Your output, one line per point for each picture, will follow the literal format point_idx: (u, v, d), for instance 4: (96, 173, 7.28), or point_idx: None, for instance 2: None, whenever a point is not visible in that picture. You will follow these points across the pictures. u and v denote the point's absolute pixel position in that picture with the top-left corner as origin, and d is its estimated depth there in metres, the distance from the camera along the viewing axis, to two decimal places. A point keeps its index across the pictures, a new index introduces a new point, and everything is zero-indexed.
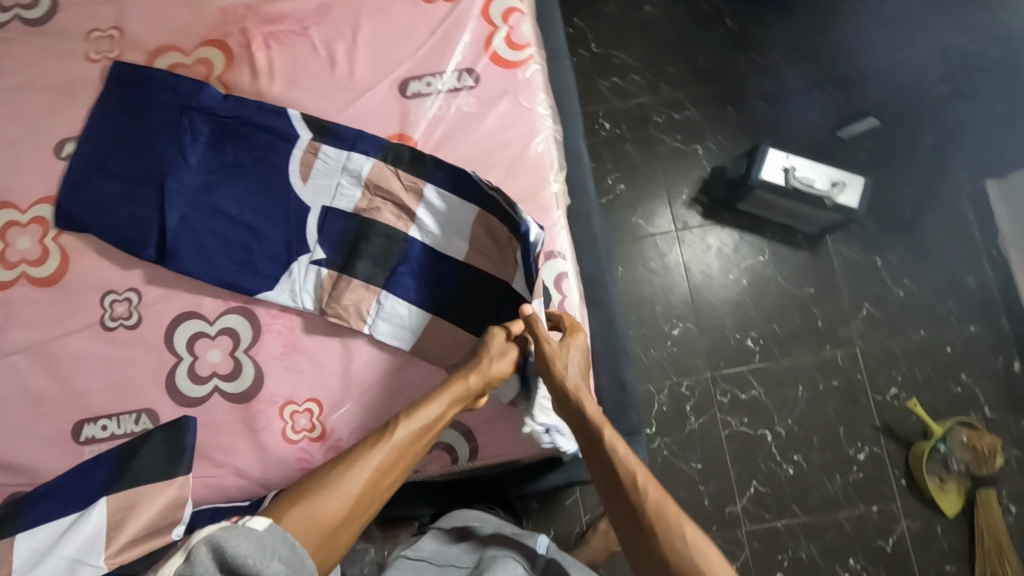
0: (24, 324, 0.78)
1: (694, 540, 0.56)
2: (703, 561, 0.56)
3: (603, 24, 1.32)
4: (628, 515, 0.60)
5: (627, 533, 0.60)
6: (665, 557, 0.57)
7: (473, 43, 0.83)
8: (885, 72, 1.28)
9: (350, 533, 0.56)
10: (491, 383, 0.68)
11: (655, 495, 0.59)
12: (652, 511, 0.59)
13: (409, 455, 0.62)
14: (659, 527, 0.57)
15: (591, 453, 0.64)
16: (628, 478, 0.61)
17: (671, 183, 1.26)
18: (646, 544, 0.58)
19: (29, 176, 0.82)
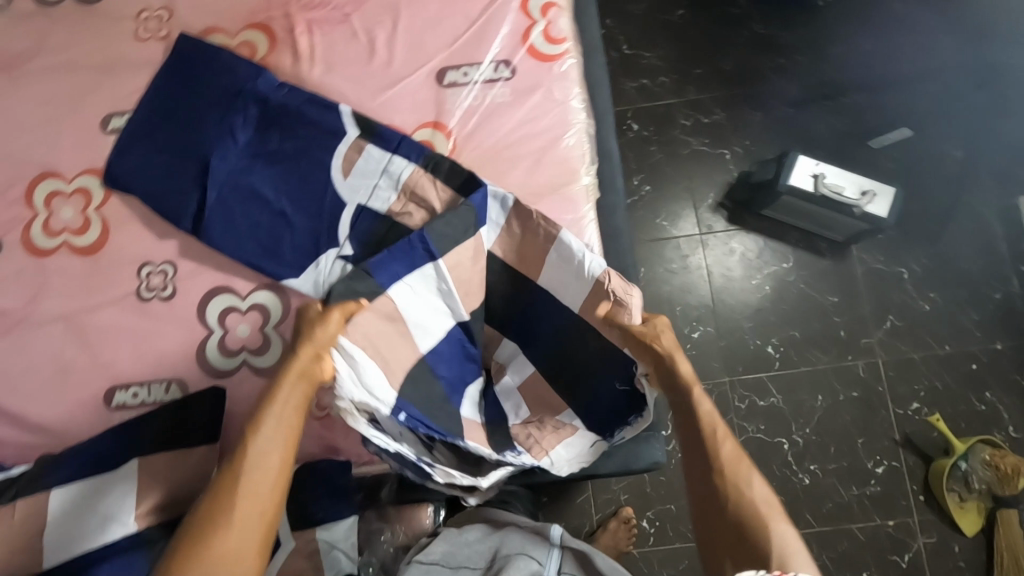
0: (63, 291, 0.80)
1: (758, 489, 0.61)
2: (765, 507, 0.60)
3: (633, 26, 1.33)
4: (702, 457, 0.64)
5: (697, 473, 0.64)
6: (729, 499, 0.61)
7: (510, 36, 0.84)
8: (917, 82, 1.27)
9: (248, 549, 0.56)
10: (323, 350, 0.64)
11: (731, 448, 0.64)
12: (727, 458, 0.63)
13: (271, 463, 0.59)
14: (728, 472, 0.62)
15: (674, 401, 0.68)
16: (709, 427, 0.65)
17: (696, 186, 1.26)
18: (711, 486, 0.63)
19: (74, 148, 0.84)
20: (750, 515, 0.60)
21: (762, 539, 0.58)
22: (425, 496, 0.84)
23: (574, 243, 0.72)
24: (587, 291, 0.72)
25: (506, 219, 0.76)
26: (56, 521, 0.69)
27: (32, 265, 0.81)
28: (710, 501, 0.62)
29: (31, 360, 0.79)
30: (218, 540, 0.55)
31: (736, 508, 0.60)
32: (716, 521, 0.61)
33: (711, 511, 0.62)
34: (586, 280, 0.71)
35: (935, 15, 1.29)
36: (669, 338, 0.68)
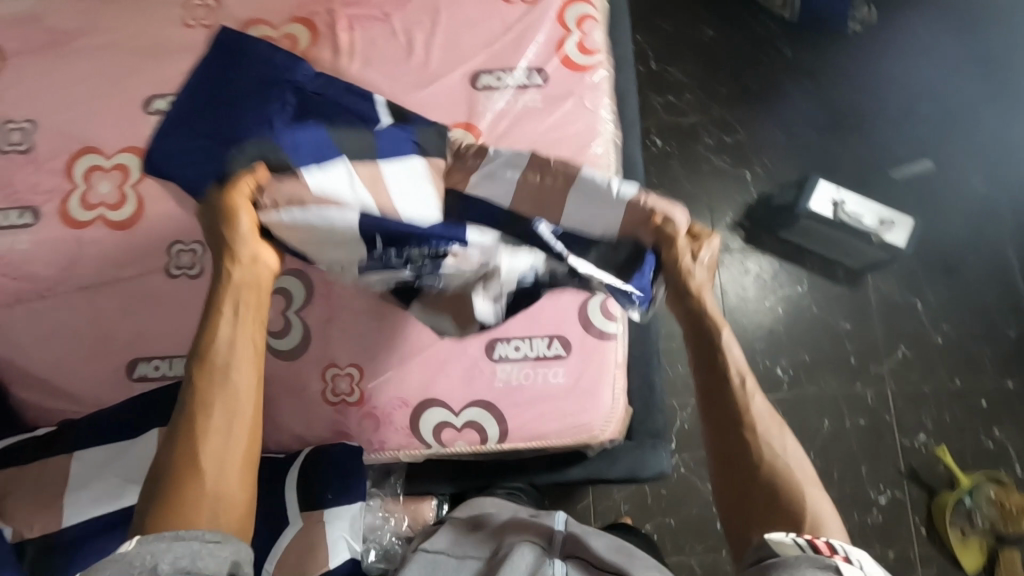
0: (95, 263, 0.83)
1: (787, 450, 0.61)
2: (796, 471, 0.60)
3: (663, 43, 1.35)
4: (730, 409, 0.63)
5: (722, 431, 0.63)
6: (759, 456, 0.60)
7: (545, 44, 0.86)
8: (943, 115, 1.28)
9: (230, 469, 0.56)
10: (244, 251, 0.62)
11: (762, 403, 0.63)
12: (756, 413, 0.62)
13: (231, 384, 0.59)
14: (757, 428, 0.61)
15: (700, 345, 0.66)
16: (737, 378, 0.64)
17: (716, 204, 1.28)
18: (739, 439, 0.61)
19: (116, 125, 0.87)
20: (777, 479, 0.59)
21: (794, 503, 0.57)
22: (431, 491, 0.85)
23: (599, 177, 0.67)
24: (619, 216, 0.67)
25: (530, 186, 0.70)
26: (76, 482, 0.71)
27: (68, 235, 0.84)
28: (737, 462, 0.61)
29: (61, 327, 0.81)
30: (198, 476, 0.54)
31: (765, 472, 0.60)
32: (743, 483, 0.60)
33: (738, 471, 0.61)
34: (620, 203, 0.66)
35: (965, 51, 1.30)
36: (705, 265, 0.66)
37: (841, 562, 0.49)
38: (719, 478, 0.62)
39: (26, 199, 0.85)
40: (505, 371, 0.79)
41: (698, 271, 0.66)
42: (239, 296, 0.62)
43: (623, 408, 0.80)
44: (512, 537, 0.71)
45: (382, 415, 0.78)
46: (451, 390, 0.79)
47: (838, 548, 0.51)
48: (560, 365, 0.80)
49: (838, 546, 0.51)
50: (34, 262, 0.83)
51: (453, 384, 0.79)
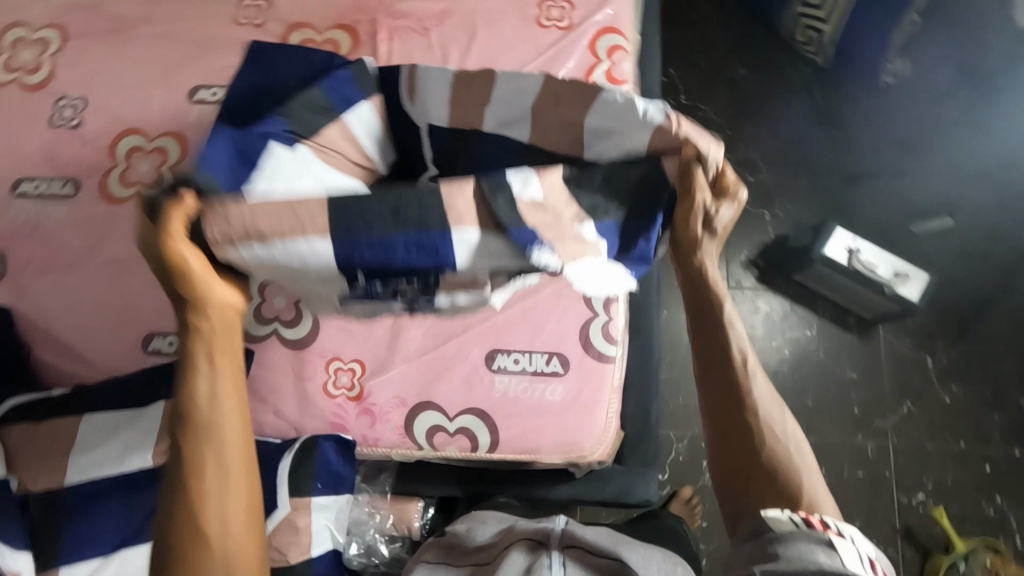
0: (125, 238, 0.87)
1: (781, 427, 0.67)
2: (794, 451, 0.66)
3: (695, 77, 1.37)
4: (731, 387, 0.68)
5: (726, 413, 0.68)
6: (759, 432, 0.66)
7: (574, 70, 0.88)
8: (970, 174, 1.27)
9: (235, 522, 0.60)
10: (197, 301, 0.57)
11: (759, 379, 0.68)
12: (757, 391, 0.68)
13: (218, 444, 0.60)
14: (757, 407, 0.67)
15: (703, 316, 0.69)
16: (739, 354, 0.68)
17: (732, 241, 1.28)
18: (734, 415, 0.67)
19: (160, 110, 0.92)
20: (775, 459, 0.65)
21: (791, 480, 0.63)
22: (420, 492, 0.86)
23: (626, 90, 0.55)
24: (647, 138, 0.57)
25: None
26: (82, 445, 0.74)
27: (105, 210, 0.88)
28: (736, 443, 0.67)
29: (88, 296, 0.85)
30: (205, 540, 0.58)
31: (763, 451, 0.65)
32: (743, 462, 0.66)
33: (739, 451, 0.66)
34: (645, 126, 0.56)
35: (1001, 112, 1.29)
36: (723, 228, 0.63)
37: (833, 537, 0.56)
38: (720, 456, 0.68)
39: (70, 173, 0.90)
40: (503, 382, 0.80)
41: (709, 240, 0.63)
42: (207, 346, 0.60)
43: (616, 430, 0.81)
44: (509, 536, 0.70)
45: (379, 412, 0.80)
46: (447, 396, 0.80)
47: (831, 524, 0.58)
48: (558, 382, 0.80)
49: (829, 521, 0.58)
50: (71, 233, 0.88)
51: (452, 390, 0.80)
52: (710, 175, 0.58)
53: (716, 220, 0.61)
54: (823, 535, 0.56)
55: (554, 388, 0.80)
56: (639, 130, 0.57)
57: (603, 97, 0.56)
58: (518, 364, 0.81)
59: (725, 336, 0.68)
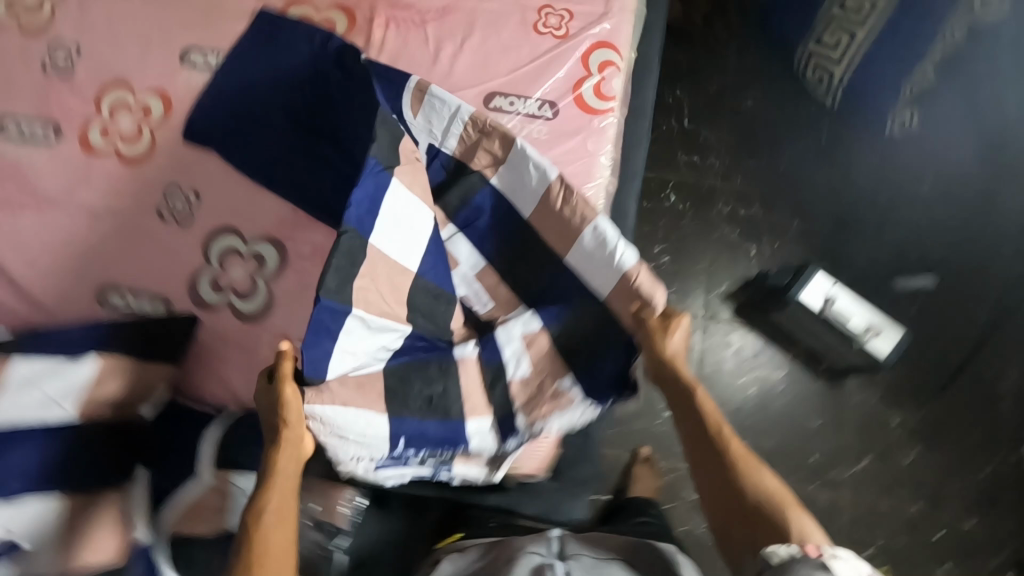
0: (97, 190, 0.88)
1: (761, 477, 0.71)
2: (780, 496, 0.69)
3: (701, 103, 1.36)
4: (713, 449, 0.74)
5: (714, 477, 0.73)
6: (741, 483, 0.71)
7: (563, 81, 0.87)
8: (967, 236, 1.24)
9: None
10: (290, 426, 0.68)
11: (738, 441, 0.74)
12: (738, 448, 0.74)
13: (277, 534, 0.67)
14: (739, 464, 0.72)
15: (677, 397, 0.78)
16: (715, 423, 0.75)
17: (714, 272, 1.27)
18: (721, 471, 0.73)
19: (150, 68, 0.92)
20: (766, 499, 0.69)
21: (779, 520, 0.67)
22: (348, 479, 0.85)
23: (611, 229, 0.78)
24: (616, 281, 0.78)
25: (545, 190, 0.81)
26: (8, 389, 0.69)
27: (81, 160, 0.89)
28: (727, 496, 0.71)
29: (53, 243, 0.86)
30: None
31: (752, 499, 0.70)
32: (737, 515, 0.70)
33: (732, 509, 0.71)
34: (617, 271, 0.78)
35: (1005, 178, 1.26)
36: (679, 345, 0.77)
37: (828, 558, 0.57)
38: (717, 519, 0.72)
39: (53, 118, 0.90)
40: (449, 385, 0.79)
41: (672, 339, 0.76)
42: (282, 458, 0.68)
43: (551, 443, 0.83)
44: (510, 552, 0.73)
45: None
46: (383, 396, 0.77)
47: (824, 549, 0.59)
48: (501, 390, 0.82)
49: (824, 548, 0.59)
50: (45, 177, 0.88)
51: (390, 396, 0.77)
52: (658, 315, 0.77)
53: (668, 337, 0.76)
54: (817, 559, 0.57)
55: None
56: (612, 270, 0.78)
57: (585, 235, 0.79)
58: None
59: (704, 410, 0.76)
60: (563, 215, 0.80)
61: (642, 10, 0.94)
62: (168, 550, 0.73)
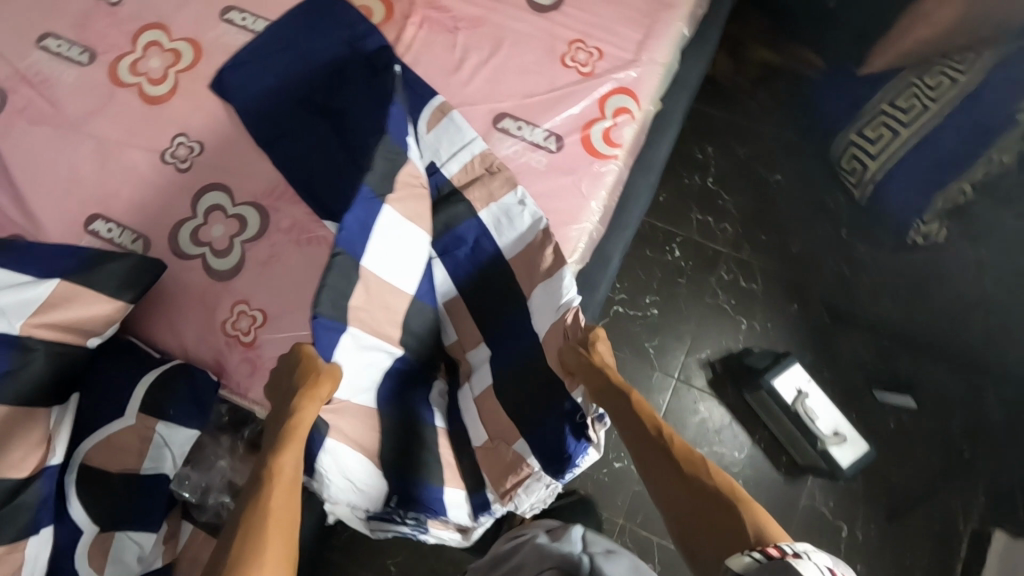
0: (113, 121, 0.91)
1: (712, 470, 0.63)
2: (732, 491, 0.61)
3: (729, 166, 1.34)
4: (656, 456, 0.65)
5: (663, 486, 0.64)
6: (690, 485, 0.62)
7: (575, 118, 0.87)
8: (962, 361, 1.20)
9: None
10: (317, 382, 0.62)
11: (681, 441, 0.66)
12: (681, 447, 0.65)
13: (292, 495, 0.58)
14: (687, 465, 0.63)
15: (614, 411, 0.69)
16: (655, 427, 0.66)
17: (699, 336, 1.25)
18: (667, 477, 0.64)
19: (190, 17, 0.95)
20: (725, 502, 0.60)
21: (737, 519, 0.58)
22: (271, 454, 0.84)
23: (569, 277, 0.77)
24: (553, 320, 0.77)
25: (533, 235, 0.80)
26: None
27: (106, 89, 0.92)
28: (682, 504, 0.62)
29: (61, 160, 0.90)
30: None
31: (709, 504, 0.60)
32: (698, 527, 0.60)
33: (691, 521, 0.61)
34: (558, 309, 0.76)
35: None
36: (603, 353, 0.71)
37: (794, 559, 0.50)
38: (679, 533, 0.62)
39: (92, 44, 0.94)
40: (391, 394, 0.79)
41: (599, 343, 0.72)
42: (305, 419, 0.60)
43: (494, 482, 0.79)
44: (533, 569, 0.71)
45: (261, 365, 0.81)
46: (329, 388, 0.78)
47: (787, 547, 0.53)
48: None
49: (789, 547, 0.53)
50: (71, 99, 0.92)
51: None
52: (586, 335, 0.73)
53: (600, 348, 0.71)
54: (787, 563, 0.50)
55: None
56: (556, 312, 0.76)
57: (543, 282, 0.78)
58: None
59: (637, 410, 0.67)
60: (537, 262, 0.79)
61: (674, 64, 0.92)
62: (78, 478, 0.72)
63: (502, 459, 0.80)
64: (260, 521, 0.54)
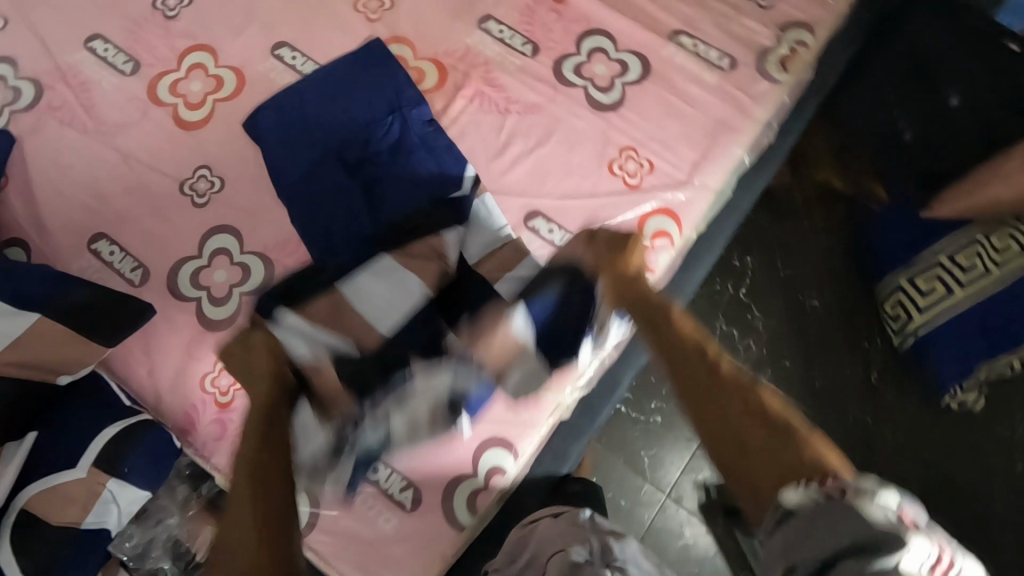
0: (141, 139, 0.88)
1: (764, 390, 0.58)
2: (787, 415, 0.56)
3: (766, 280, 1.27)
4: (693, 372, 0.61)
5: (700, 399, 0.60)
6: (742, 406, 0.57)
7: (610, 232, 0.82)
8: (974, 545, 1.12)
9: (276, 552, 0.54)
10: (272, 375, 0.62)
11: (721, 357, 0.61)
12: (722, 357, 0.61)
13: (273, 458, 0.59)
14: (738, 385, 0.58)
15: (650, 329, 0.66)
16: (694, 342, 0.63)
17: (699, 455, 1.18)
18: (710, 393, 0.59)
19: (242, 46, 0.92)
20: (776, 424, 0.55)
21: (794, 450, 0.53)
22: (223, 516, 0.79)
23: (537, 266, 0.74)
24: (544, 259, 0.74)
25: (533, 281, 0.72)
26: None
27: (141, 103, 0.90)
28: (722, 415, 0.58)
29: (80, 168, 0.87)
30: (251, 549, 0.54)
31: (753, 425, 0.56)
32: (739, 446, 0.56)
33: (733, 442, 0.56)
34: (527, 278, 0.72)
35: None
36: (633, 256, 0.69)
37: (848, 491, 0.48)
38: (715, 454, 0.58)
39: (138, 54, 0.92)
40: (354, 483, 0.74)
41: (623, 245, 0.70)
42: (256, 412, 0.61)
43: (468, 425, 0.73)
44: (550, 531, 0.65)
45: (232, 429, 0.77)
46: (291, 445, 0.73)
47: (846, 482, 0.49)
48: (396, 514, 0.74)
49: (849, 480, 0.49)
50: (105, 107, 0.90)
51: None
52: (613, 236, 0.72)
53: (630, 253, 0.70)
54: (847, 503, 0.47)
55: (395, 520, 0.74)
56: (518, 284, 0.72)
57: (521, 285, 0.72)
58: (375, 474, 0.75)
59: (676, 322, 0.65)
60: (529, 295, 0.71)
61: (728, 190, 0.86)
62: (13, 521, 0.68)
63: (500, 343, 0.68)
64: (251, 492, 0.57)
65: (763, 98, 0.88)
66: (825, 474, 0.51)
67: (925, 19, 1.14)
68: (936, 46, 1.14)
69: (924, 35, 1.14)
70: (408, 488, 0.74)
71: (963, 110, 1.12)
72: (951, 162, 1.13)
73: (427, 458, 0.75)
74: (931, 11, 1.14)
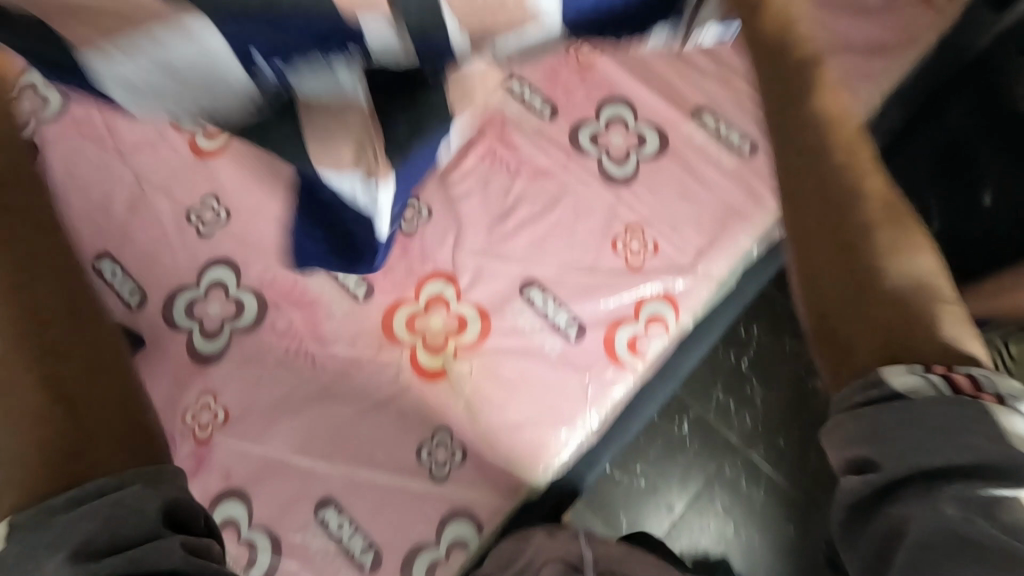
0: (155, 161, 0.89)
1: (912, 252, 0.58)
2: (930, 283, 0.56)
3: (772, 353, 1.23)
4: (840, 211, 0.59)
5: (822, 259, 0.59)
6: (886, 255, 0.57)
7: (605, 313, 0.81)
8: None
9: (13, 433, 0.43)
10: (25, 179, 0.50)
11: (883, 202, 0.60)
12: (879, 215, 0.59)
13: (99, 386, 0.47)
14: (866, 245, 0.58)
15: (840, 152, 0.62)
16: (874, 186, 0.60)
17: (678, 525, 1.16)
18: (849, 234, 0.58)
19: None
20: (903, 298, 0.55)
21: (926, 325, 0.54)
22: None
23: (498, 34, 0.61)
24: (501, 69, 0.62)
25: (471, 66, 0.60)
26: None
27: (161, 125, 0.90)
28: (825, 283, 0.58)
29: (93, 183, 0.87)
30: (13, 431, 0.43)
31: (880, 292, 0.56)
32: (838, 299, 0.57)
33: (830, 303, 0.57)
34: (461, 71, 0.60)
35: None
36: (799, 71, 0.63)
37: (992, 402, 0.47)
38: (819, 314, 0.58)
39: None
40: (318, 537, 0.74)
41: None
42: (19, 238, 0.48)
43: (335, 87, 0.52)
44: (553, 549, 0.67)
45: (205, 466, 0.77)
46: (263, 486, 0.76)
47: (975, 376, 0.49)
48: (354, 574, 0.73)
49: (978, 376, 0.49)
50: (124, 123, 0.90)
51: (275, 501, 0.75)
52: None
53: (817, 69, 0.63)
54: (988, 411, 0.46)
55: None
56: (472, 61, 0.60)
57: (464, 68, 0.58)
58: (336, 530, 0.74)
59: (844, 184, 0.60)
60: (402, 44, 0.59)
61: (731, 282, 0.85)
62: None
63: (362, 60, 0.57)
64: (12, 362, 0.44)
65: (779, 189, 0.85)
66: (944, 362, 0.52)
67: (948, 112, 1.01)
68: (967, 132, 1.00)
69: (947, 126, 1.01)
70: (368, 548, 0.74)
71: (996, 213, 0.95)
72: (977, 259, 0.96)
73: (394, 523, 0.74)
74: (957, 104, 1.01)
